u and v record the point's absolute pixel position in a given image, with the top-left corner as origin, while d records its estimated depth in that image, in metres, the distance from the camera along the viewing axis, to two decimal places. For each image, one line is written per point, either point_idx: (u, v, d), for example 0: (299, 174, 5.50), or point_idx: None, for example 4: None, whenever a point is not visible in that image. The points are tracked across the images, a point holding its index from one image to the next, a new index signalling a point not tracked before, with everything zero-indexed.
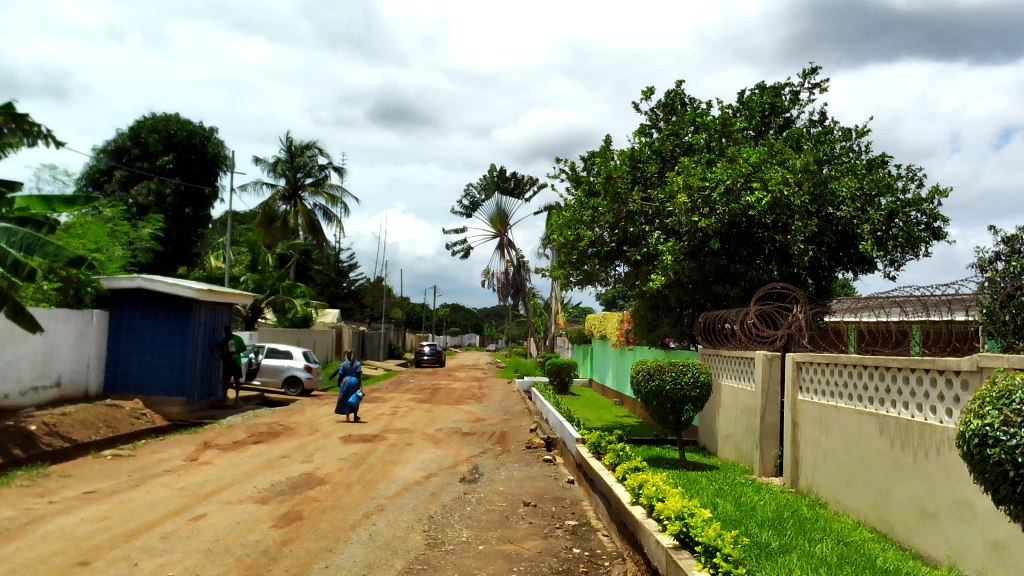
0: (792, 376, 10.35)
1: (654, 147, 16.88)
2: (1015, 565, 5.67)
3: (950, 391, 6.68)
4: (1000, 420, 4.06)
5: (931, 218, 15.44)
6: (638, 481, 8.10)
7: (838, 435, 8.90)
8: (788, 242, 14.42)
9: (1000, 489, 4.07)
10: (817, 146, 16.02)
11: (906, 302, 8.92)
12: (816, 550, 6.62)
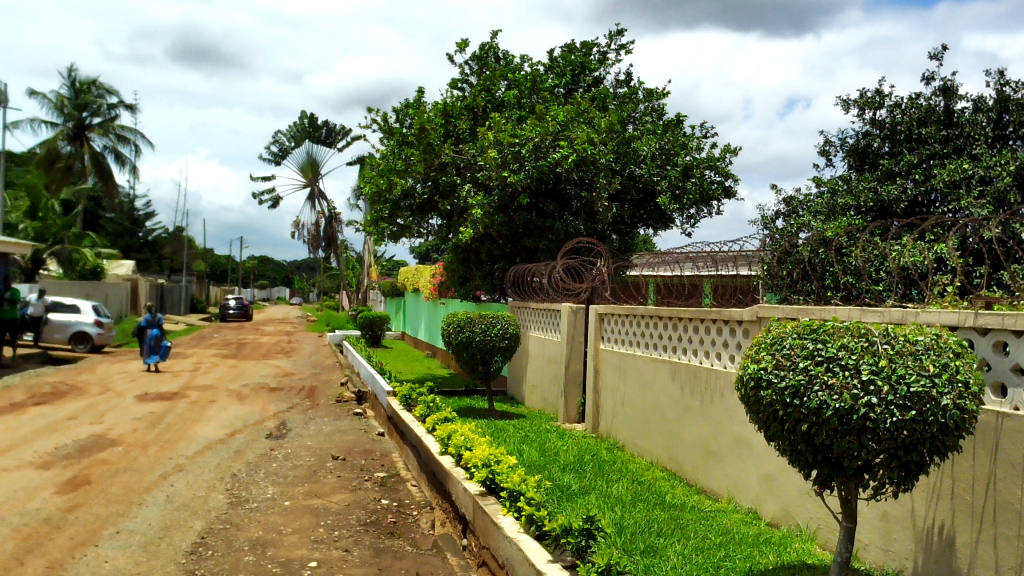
0: (594, 327, 10.85)
1: (466, 101, 16.88)
2: (781, 494, 6.31)
3: (734, 339, 7.26)
4: (773, 364, 4.42)
5: (723, 176, 16.51)
6: (446, 432, 8.24)
7: (635, 381, 9.44)
8: (594, 199, 15.00)
9: (771, 428, 4.43)
10: (622, 106, 16.63)
11: (697, 256, 9.47)
12: (611, 490, 7.02)
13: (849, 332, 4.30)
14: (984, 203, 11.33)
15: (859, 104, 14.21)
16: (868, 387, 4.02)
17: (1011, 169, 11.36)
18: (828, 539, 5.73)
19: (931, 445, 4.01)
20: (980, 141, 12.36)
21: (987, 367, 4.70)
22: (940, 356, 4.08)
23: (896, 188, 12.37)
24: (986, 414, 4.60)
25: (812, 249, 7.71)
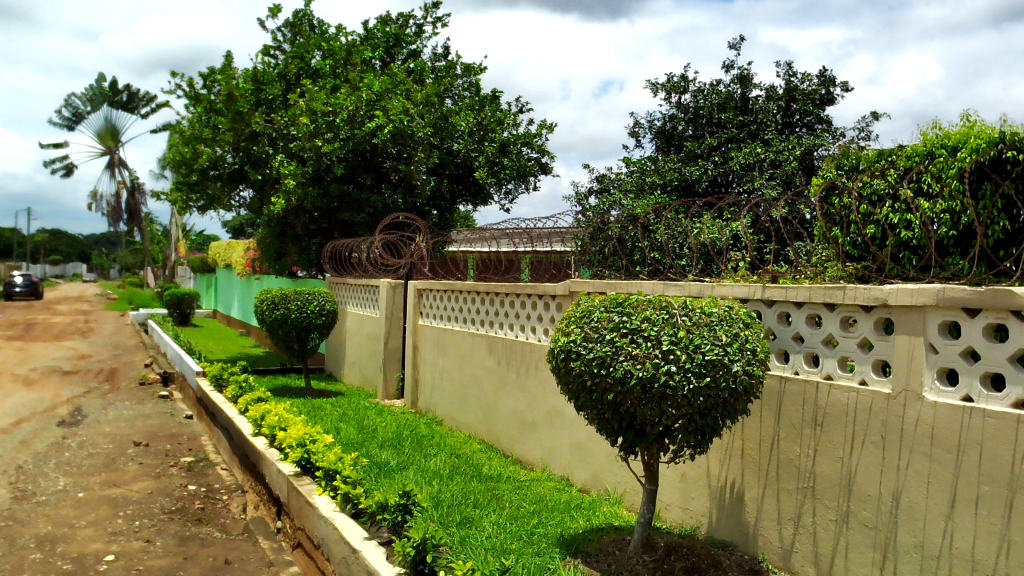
0: (413, 303, 10.83)
1: (278, 68, 16.25)
2: (592, 462, 6.58)
3: (548, 312, 7.46)
4: (582, 336, 4.58)
5: (539, 153, 16.87)
6: (259, 413, 7.96)
7: (453, 356, 9.51)
8: (411, 172, 14.93)
9: (580, 398, 4.60)
10: (440, 80, 16.56)
11: (513, 232, 9.62)
12: (429, 465, 7.06)
13: (652, 305, 4.54)
14: (773, 184, 12.27)
15: (665, 88, 14.90)
16: (668, 357, 4.26)
17: (797, 153, 12.38)
18: (632, 500, 6.05)
19: (724, 410, 4.32)
20: (771, 127, 13.32)
21: (772, 336, 5.11)
22: (731, 326, 4.42)
23: (698, 169, 13.10)
24: (771, 379, 5.00)
25: (621, 226, 8.02)
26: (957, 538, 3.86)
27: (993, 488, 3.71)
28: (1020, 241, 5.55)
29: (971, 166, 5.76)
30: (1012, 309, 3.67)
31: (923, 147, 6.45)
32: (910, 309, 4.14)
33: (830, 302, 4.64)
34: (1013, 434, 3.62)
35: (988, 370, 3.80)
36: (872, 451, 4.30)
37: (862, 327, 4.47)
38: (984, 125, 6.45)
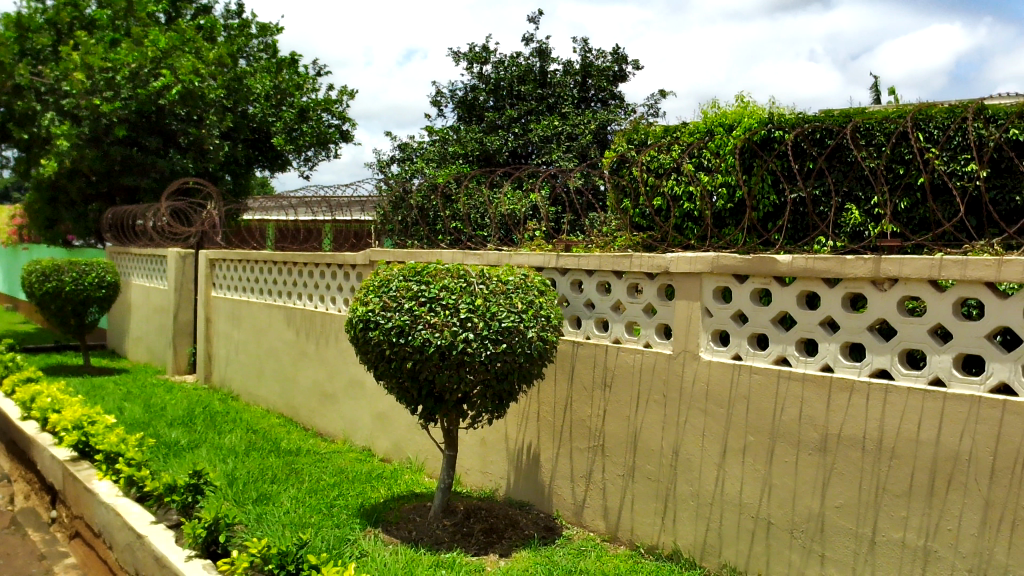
0: (204, 273, 10.28)
1: (46, 15, 14.72)
2: (393, 431, 6.58)
3: (347, 282, 7.34)
4: (380, 306, 4.53)
5: (340, 120, 16.43)
6: (28, 395, 7.27)
7: (249, 328, 9.14)
8: (202, 136, 14.18)
9: (379, 367, 4.57)
10: (232, 39, 15.64)
11: (312, 201, 9.28)
12: (224, 442, 6.76)
13: (450, 274, 4.57)
14: (569, 156, 12.69)
15: (467, 58, 14.93)
16: (465, 325, 4.33)
17: (592, 127, 12.85)
18: (434, 467, 6.12)
19: (520, 375, 4.45)
20: (568, 101, 13.70)
21: (566, 302, 5.30)
22: (527, 294, 4.54)
23: (499, 139, 13.27)
24: (564, 344, 5.20)
25: (423, 195, 7.97)
26: (728, 485, 4.22)
27: (757, 437, 4.08)
28: (783, 213, 6.08)
29: (743, 144, 6.23)
30: (774, 274, 4.03)
31: (703, 125, 6.88)
32: (689, 275, 4.44)
33: (619, 269, 4.88)
34: (774, 388, 4.00)
35: (755, 330, 4.16)
36: (654, 409, 4.60)
37: (647, 293, 4.74)
38: (756, 106, 6.99)
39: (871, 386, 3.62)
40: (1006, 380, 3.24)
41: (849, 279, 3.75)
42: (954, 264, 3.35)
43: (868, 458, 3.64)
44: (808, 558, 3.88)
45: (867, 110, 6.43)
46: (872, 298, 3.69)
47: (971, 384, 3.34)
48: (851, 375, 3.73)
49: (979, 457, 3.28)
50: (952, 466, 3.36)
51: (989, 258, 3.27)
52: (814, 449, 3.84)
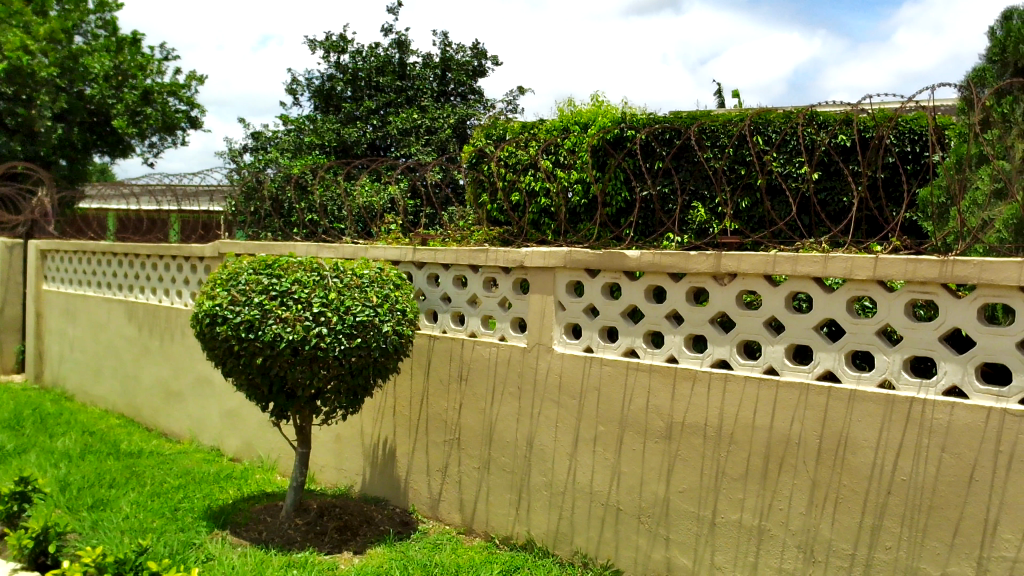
0: (34, 266, 9.57)
1: None
2: (243, 429, 6.36)
3: (194, 275, 7.02)
4: (228, 300, 4.37)
5: (187, 105, 15.67)
6: None
7: (85, 324, 8.58)
8: (31, 118, 13.33)
9: (227, 363, 4.40)
10: (67, 14, 14.50)
11: (156, 189, 8.72)
12: (56, 445, 6.33)
13: (302, 266, 4.45)
14: (428, 150, 12.60)
15: (323, 46, 14.55)
16: (318, 319, 4.24)
17: (451, 122, 12.81)
18: (286, 465, 5.96)
19: (375, 369, 4.42)
20: (427, 94, 13.36)
21: (422, 296, 5.28)
22: (382, 288, 4.50)
23: (356, 131, 12.87)
24: (420, 338, 5.18)
25: (276, 186, 7.72)
26: (579, 475, 4.33)
27: (606, 427, 4.21)
28: (633, 211, 6.32)
29: (597, 142, 6.39)
30: (623, 269, 4.17)
31: (559, 122, 7.01)
32: (542, 270, 4.52)
33: (475, 264, 4.91)
34: (623, 379, 4.14)
35: (605, 323, 4.28)
36: (509, 402, 4.66)
37: (502, 287, 4.79)
38: (610, 106, 7.18)
39: (712, 375, 3.81)
40: (831, 368, 3.49)
41: (693, 274, 3.92)
42: (787, 261, 3.57)
43: (709, 444, 3.82)
44: (654, 541, 4.04)
45: (713, 113, 6.75)
46: (714, 292, 3.88)
47: (801, 373, 3.57)
48: (694, 366, 3.91)
49: (807, 441, 3.51)
50: (784, 450, 3.58)
51: (817, 255, 3.51)
52: (659, 437, 4.00)
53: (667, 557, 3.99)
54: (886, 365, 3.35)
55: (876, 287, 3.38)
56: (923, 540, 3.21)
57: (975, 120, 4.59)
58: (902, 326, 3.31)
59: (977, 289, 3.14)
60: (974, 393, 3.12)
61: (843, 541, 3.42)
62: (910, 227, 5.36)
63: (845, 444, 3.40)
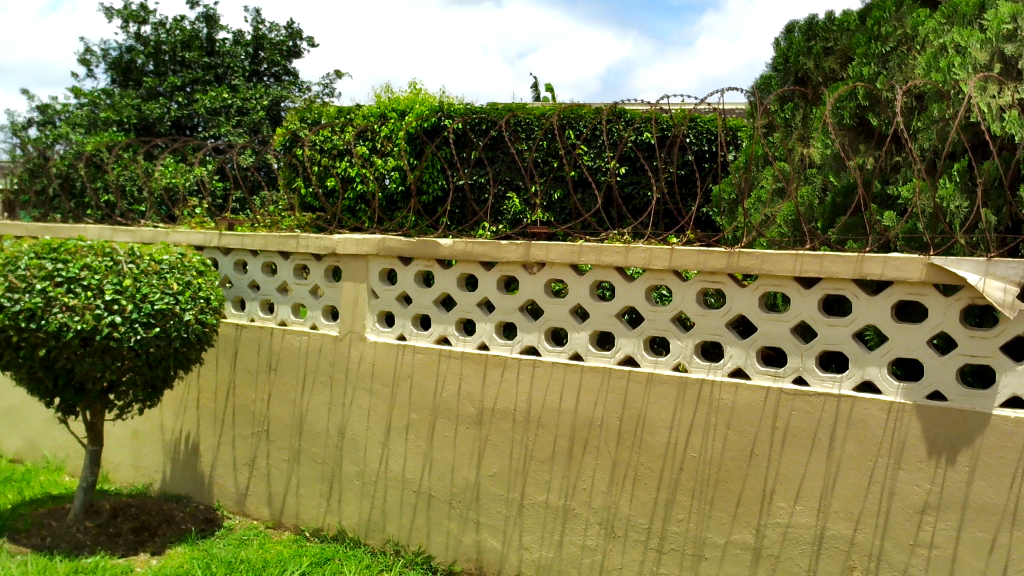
0: None
1: None
2: (25, 427, 5.84)
3: None
4: (5, 286, 3.98)
5: None
6: None
7: None
8: None
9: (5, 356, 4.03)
10: None
11: None
12: None
13: (92, 250, 4.14)
14: (239, 131, 12.04)
15: (121, 15, 13.54)
16: (111, 308, 3.96)
17: (264, 103, 12.31)
18: (76, 465, 5.53)
19: (176, 360, 4.21)
20: (238, 74, 12.72)
21: (228, 284, 5.07)
22: (183, 275, 4.27)
23: (159, 107, 12.07)
24: (226, 327, 4.97)
25: (65, 163, 7.11)
26: (391, 463, 4.32)
27: (419, 415, 4.22)
28: (447, 201, 6.39)
29: (413, 130, 6.38)
30: (436, 257, 4.19)
31: (375, 107, 6.91)
32: (355, 257, 4.45)
33: (285, 250, 4.77)
34: (436, 366, 4.16)
35: (418, 311, 4.28)
36: (320, 391, 4.56)
37: (313, 274, 4.68)
38: (427, 94, 7.18)
39: (521, 361, 3.91)
40: (631, 354, 3.68)
41: (503, 263, 4.01)
42: (592, 251, 3.72)
43: (518, 428, 3.93)
44: (464, 526, 4.11)
45: (528, 106, 6.91)
46: (524, 281, 3.98)
47: (604, 357, 3.74)
48: (504, 353, 4.00)
49: (608, 423, 3.69)
50: (587, 432, 3.74)
51: (619, 245, 3.68)
52: (471, 423, 4.07)
53: (477, 539, 4.07)
54: (679, 349, 3.57)
55: (672, 276, 3.60)
56: (710, 511, 3.47)
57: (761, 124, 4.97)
58: (694, 313, 3.54)
59: (760, 279, 3.42)
60: (755, 374, 3.40)
61: (640, 516, 3.63)
62: (703, 221, 5.72)
63: (643, 425, 3.60)
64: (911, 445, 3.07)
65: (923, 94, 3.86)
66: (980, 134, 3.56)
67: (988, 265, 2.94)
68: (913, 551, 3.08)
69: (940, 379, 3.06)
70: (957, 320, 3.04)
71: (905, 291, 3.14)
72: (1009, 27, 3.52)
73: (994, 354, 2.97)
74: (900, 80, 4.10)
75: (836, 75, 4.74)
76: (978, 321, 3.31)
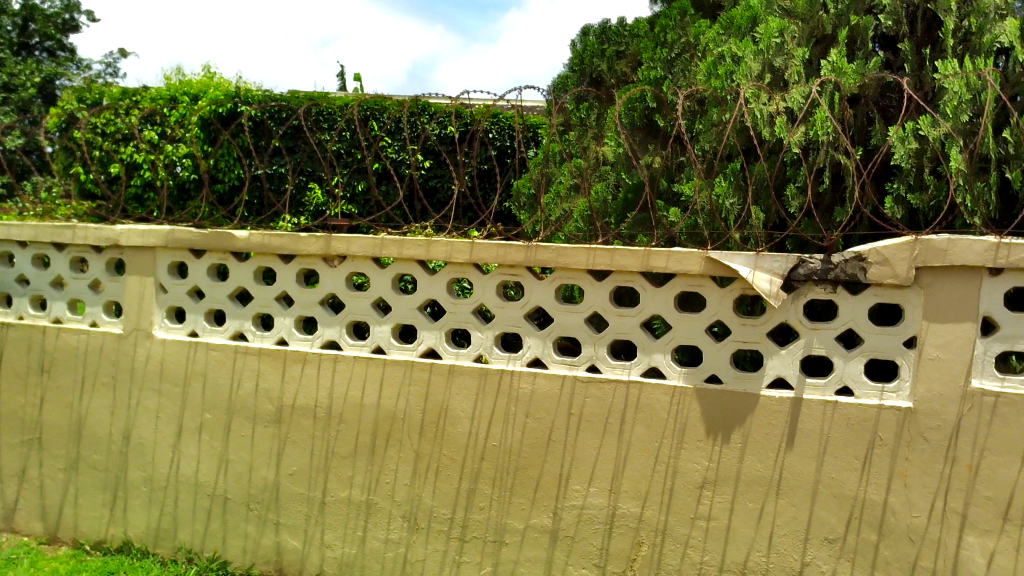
0: None
1: None
2: None
3: None
4: None
5: None
6: None
7: None
8: None
9: None
10: None
11: None
12: None
13: None
14: (7, 110, 10.91)
15: None
16: None
17: (37, 81, 11.21)
18: None
19: None
20: (5, 47, 11.48)
21: None
22: None
23: None
24: None
25: None
26: (183, 466, 4.10)
27: (212, 415, 4.03)
28: (243, 190, 6.17)
29: (206, 115, 6.08)
30: (231, 249, 4.01)
31: (164, 90, 6.49)
32: (140, 249, 4.17)
33: (59, 241, 4.38)
34: (231, 364, 3.99)
35: (211, 306, 4.08)
36: (102, 393, 4.24)
37: (92, 268, 4.33)
38: (221, 79, 6.85)
39: (322, 356, 3.83)
40: (433, 346, 3.70)
41: (302, 255, 3.90)
42: (393, 244, 3.71)
43: (318, 425, 3.85)
44: (262, 528, 3.98)
45: (330, 95, 6.78)
46: (324, 274, 3.89)
47: (406, 350, 3.74)
48: (303, 348, 3.89)
49: (411, 416, 3.69)
50: (390, 426, 3.73)
51: (421, 238, 3.69)
52: (269, 421, 3.93)
53: (277, 541, 3.96)
54: (480, 341, 3.63)
55: (472, 269, 3.66)
56: (511, 498, 3.57)
57: (559, 122, 5.15)
58: (494, 306, 3.62)
59: (556, 272, 3.54)
60: (551, 363, 3.52)
61: (443, 506, 3.67)
62: (502, 216, 5.95)
63: (445, 416, 3.64)
64: (691, 427, 3.31)
65: (704, 99, 4.14)
66: (751, 138, 3.88)
67: (756, 258, 3.22)
68: (693, 524, 3.33)
69: (716, 364, 3.31)
70: (731, 309, 3.30)
71: (686, 283, 3.37)
72: (778, 41, 3.84)
73: (762, 340, 3.26)
74: (684, 85, 4.38)
75: (627, 78, 5.01)
76: (749, 310, 3.62)
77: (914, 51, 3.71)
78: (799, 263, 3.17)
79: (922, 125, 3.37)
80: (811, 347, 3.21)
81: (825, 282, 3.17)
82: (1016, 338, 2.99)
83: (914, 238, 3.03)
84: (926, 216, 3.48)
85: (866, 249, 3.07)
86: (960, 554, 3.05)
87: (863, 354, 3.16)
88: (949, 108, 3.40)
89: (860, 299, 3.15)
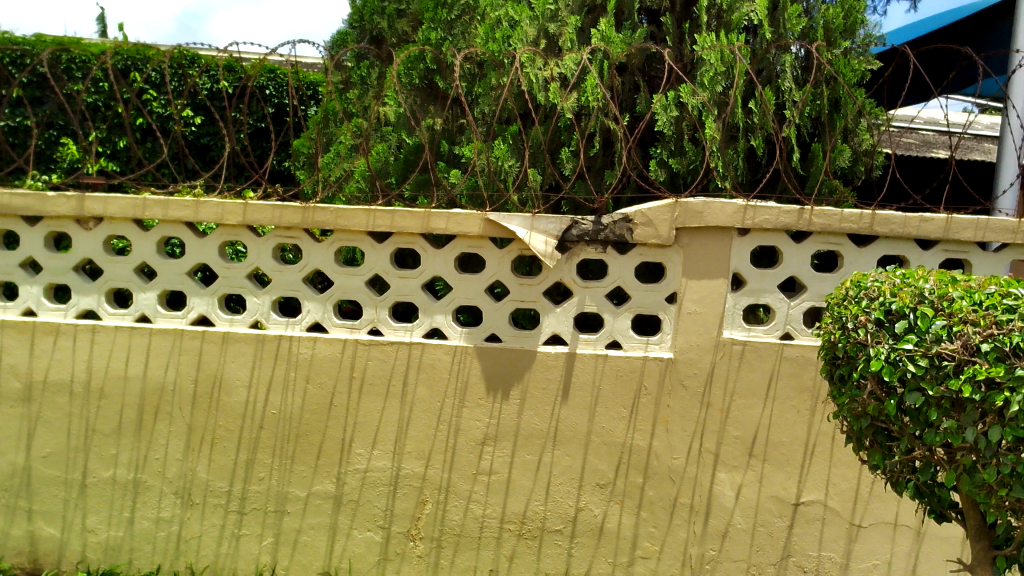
0: None
1: None
2: None
3: None
4: None
5: None
6: None
7: None
8: None
9: None
10: None
11: None
12: None
13: None
14: None
15: None
16: None
17: None
18: None
19: None
20: None
21: None
22: None
23: None
24: None
25: None
26: None
27: None
28: None
29: None
30: None
31: None
32: None
33: None
34: None
35: None
36: None
37: None
38: None
39: (77, 327, 3.50)
40: (204, 313, 3.50)
41: (50, 217, 3.54)
42: (157, 204, 3.45)
43: (76, 402, 3.54)
44: (12, 517, 3.62)
45: (83, 40, 6.19)
46: (77, 238, 3.55)
47: (174, 318, 3.51)
48: (55, 318, 3.55)
49: (181, 387, 3.49)
50: (158, 398, 3.50)
51: (188, 198, 3.46)
52: (16, 400, 3.56)
53: (29, 530, 3.62)
54: (256, 306, 3.48)
55: (246, 231, 3.49)
56: (292, 466, 3.48)
57: (338, 80, 5.00)
58: (270, 269, 3.47)
59: (335, 235, 3.46)
60: (332, 327, 3.45)
61: (218, 480, 3.52)
62: (280, 175, 5.81)
63: (218, 386, 3.47)
64: (472, 385, 3.38)
65: (482, 62, 4.19)
66: (527, 102, 3.98)
67: (532, 220, 3.31)
68: (475, 479, 3.42)
69: (495, 322, 3.39)
70: (508, 269, 3.38)
71: (466, 245, 3.41)
72: (552, 7, 3.95)
73: (538, 299, 3.37)
74: (463, 46, 4.39)
75: (408, 37, 4.94)
76: (527, 270, 3.73)
77: (674, 24, 3.95)
78: (573, 225, 3.30)
79: (681, 95, 3.60)
80: (584, 304, 3.36)
81: (596, 242, 3.33)
82: (761, 292, 3.30)
83: (674, 201, 3.24)
84: (685, 179, 3.75)
85: (633, 211, 3.25)
86: (713, 490, 3.35)
87: (630, 310, 3.35)
88: (706, 79, 3.65)
89: (627, 258, 3.34)
